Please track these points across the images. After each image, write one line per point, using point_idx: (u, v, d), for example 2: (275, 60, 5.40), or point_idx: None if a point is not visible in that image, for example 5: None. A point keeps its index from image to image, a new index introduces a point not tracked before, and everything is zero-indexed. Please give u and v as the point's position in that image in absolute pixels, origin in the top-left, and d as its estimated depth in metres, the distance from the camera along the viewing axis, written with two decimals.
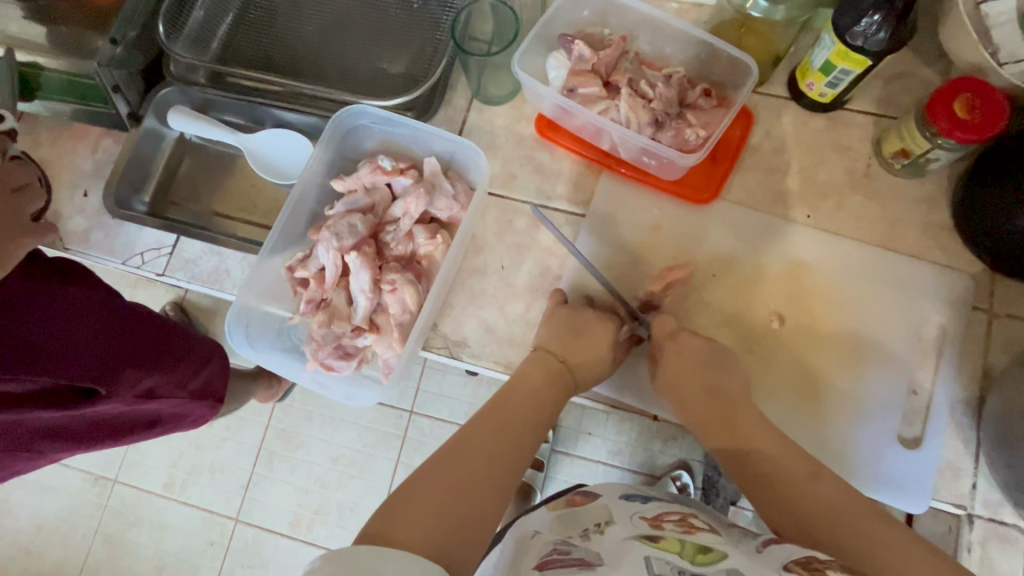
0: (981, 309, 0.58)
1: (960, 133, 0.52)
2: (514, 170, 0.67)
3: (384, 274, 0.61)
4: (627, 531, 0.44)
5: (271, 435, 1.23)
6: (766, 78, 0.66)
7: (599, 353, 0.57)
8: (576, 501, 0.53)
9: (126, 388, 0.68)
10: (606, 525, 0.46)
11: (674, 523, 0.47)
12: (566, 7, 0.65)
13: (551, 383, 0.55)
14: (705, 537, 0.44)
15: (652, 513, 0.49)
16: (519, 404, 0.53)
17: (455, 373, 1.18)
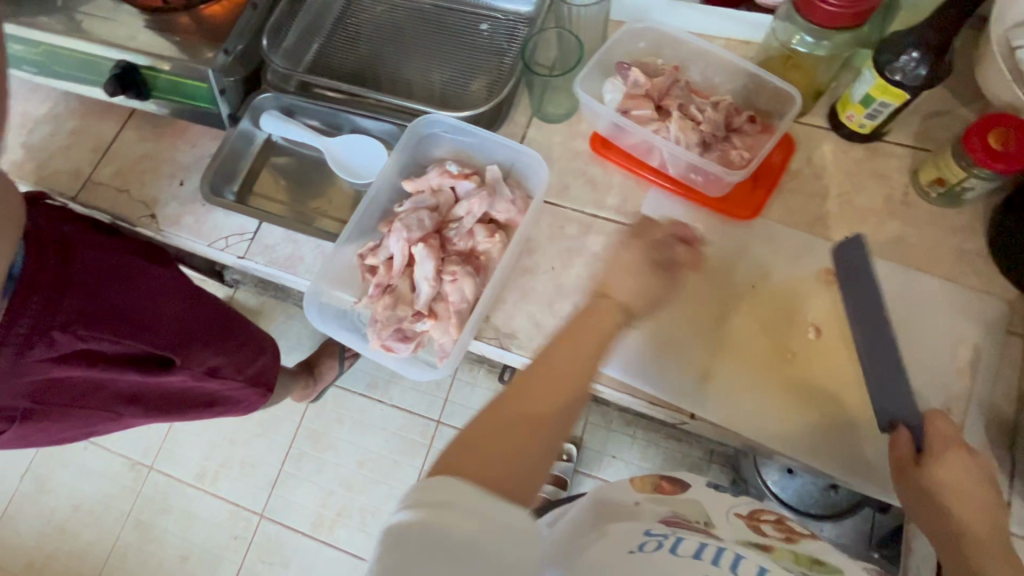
0: (1016, 333, 0.60)
1: (997, 163, 0.56)
2: (568, 182, 0.73)
3: (446, 265, 0.66)
4: (733, 534, 0.45)
5: (302, 434, 1.28)
6: (808, 110, 0.71)
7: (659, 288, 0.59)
8: (663, 488, 0.54)
9: (196, 362, 0.74)
10: (708, 524, 0.47)
11: (773, 527, 0.49)
12: (624, 39, 0.73)
13: (610, 327, 0.53)
14: (805, 543, 0.47)
15: (746, 511, 0.52)
16: (601, 338, 0.52)
17: (483, 387, 1.23)
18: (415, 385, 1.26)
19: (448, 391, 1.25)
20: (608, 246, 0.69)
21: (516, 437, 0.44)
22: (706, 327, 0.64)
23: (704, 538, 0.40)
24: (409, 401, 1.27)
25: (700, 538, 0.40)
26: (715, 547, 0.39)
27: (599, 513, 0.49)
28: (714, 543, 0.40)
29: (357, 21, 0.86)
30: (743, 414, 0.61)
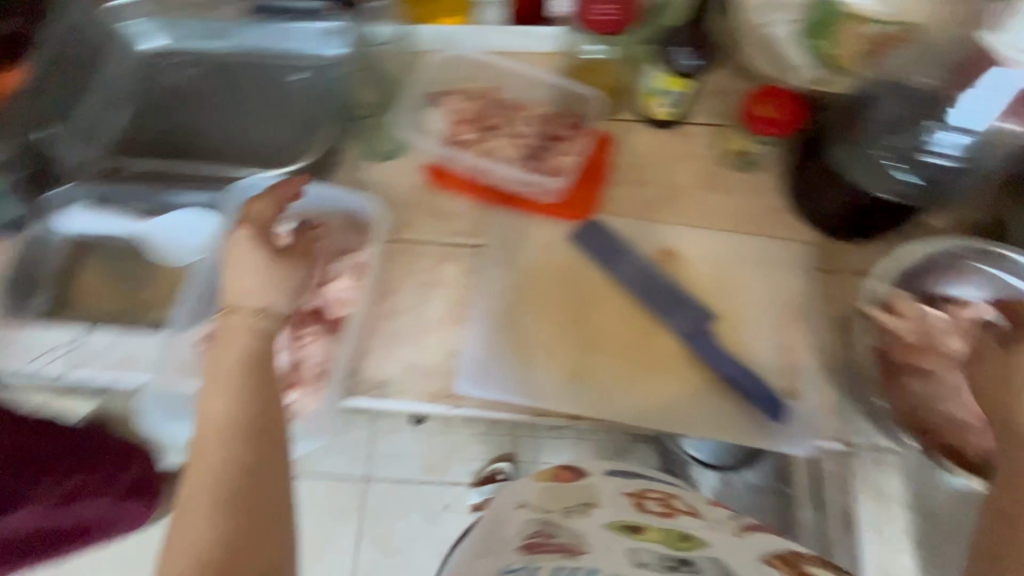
0: (828, 270, 0.67)
1: (769, 129, 0.64)
2: (412, 216, 0.72)
3: (302, 329, 0.66)
4: (613, 518, 0.52)
5: None
6: (619, 106, 0.76)
7: (267, 280, 0.56)
8: (562, 476, 0.56)
9: (47, 490, 0.65)
10: (591, 507, 0.53)
11: (657, 505, 0.54)
12: (435, 66, 0.73)
13: (251, 346, 0.52)
14: (683, 522, 0.52)
15: (635, 488, 0.56)
16: (256, 360, 0.51)
17: (403, 435, 1.16)
18: None
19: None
20: (464, 271, 0.69)
21: (207, 511, 0.42)
22: (568, 325, 0.66)
23: (563, 562, 0.45)
24: None
25: (559, 562, 0.45)
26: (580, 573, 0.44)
27: (485, 535, 0.50)
28: (570, 568, 0.45)
29: (159, 90, 0.80)
30: (620, 404, 0.63)
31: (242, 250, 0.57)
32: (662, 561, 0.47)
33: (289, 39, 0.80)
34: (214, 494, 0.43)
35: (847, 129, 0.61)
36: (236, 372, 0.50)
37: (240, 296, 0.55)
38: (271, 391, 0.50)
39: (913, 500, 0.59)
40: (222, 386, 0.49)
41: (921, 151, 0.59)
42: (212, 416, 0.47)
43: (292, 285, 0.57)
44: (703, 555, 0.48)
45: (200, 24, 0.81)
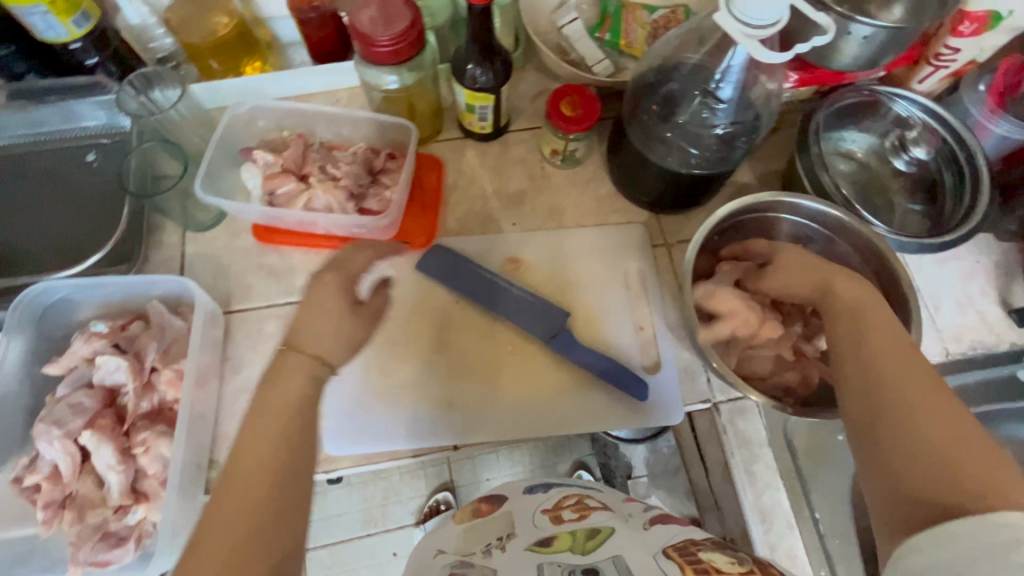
0: (660, 245, 0.72)
1: (574, 126, 0.66)
2: (249, 282, 0.68)
3: (133, 438, 0.56)
4: (527, 542, 0.53)
5: None
6: (439, 128, 0.76)
7: (341, 328, 0.53)
8: (483, 510, 0.63)
9: None
10: (507, 538, 0.55)
11: (571, 513, 0.56)
12: (237, 123, 0.70)
13: (305, 382, 0.49)
14: (601, 519, 0.53)
15: (552, 504, 0.59)
16: (312, 397, 0.49)
17: (337, 489, 1.14)
18: None
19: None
20: None
21: (198, 559, 0.38)
22: (431, 354, 0.66)
23: None
24: None
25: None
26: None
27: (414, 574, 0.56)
28: None
29: None
30: (496, 419, 0.63)
31: (340, 291, 0.54)
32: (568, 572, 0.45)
33: (72, 120, 0.73)
34: (220, 539, 0.40)
35: (635, 111, 0.63)
36: (301, 401, 0.48)
37: (309, 341, 0.52)
38: (308, 441, 0.48)
39: (771, 436, 0.64)
40: (274, 414, 0.47)
41: (693, 126, 0.61)
42: (243, 457, 0.44)
43: (350, 338, 0.53)
44: (606, 557, 0.46)
45: None
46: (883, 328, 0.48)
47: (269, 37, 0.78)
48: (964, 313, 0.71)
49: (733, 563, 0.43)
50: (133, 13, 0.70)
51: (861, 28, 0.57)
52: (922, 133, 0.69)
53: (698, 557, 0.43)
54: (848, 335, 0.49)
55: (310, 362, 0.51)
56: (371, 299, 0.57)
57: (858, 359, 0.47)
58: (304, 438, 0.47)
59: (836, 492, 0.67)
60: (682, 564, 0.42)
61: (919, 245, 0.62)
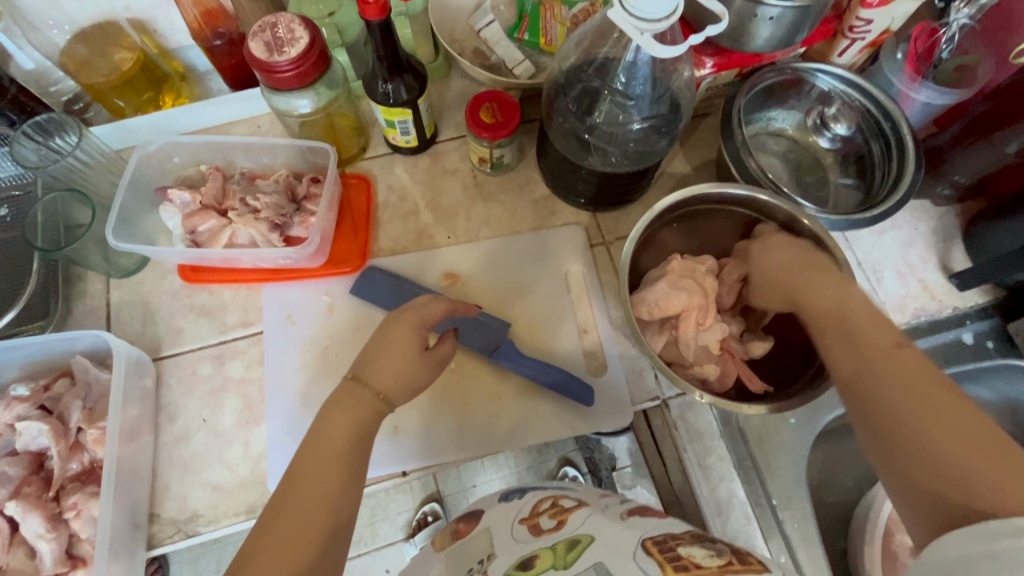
0: (599, 244, 0.71)
1: (496, 133, 0.64)
2: (179, 324, 0.66)
3: (62, 502, 0.54)
4: (508, 562, 0.49)
5: None
6: (365, 146, 0.75)
7: (408, 368, 0.50)
8: (461, 530, 0.60)
9: None
10: (488, 559, 0.51)
11: (550, 519, 0.53)
12: (150, 162, 0.68)
13: (360, 412, 0.48)
14: (574, 523, 0.51)
15: (529, 512, 0.56)
16: (365, 426, 0.48)
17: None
18: None
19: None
20: (250, 365, 0.65)
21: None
22: None
23: None
24: None
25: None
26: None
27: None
28: None
29: None
30: (444, 439, 0.62)
31: (410, 336, 0.51)
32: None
33: None
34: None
35: (552, 113, 0.62)
36: (357, 436, 0.47)
37: (379, 378, 0.49)
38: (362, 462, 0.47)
39: (722, 427, 0.64)
40: (326, 453, 0.45)
41: (607, 126, 0.59)
42: (297, 497, 0.43)
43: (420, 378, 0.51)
44: (588, 564, 0.43)
45: None
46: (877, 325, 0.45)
47: (182, 68, 0.76)
48: (907, 284, 0.71)
49: (712, 556, 0.42)
50: (25, 58, 0.67)
51: (769, 9, 0.56)
52: (842, 108, 0.68)
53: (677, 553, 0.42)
54: (842, 329, 0.47)
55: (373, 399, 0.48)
56: (439, 346, 0.53)
57: (857, 353, 0.45)
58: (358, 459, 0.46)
59: (797, 474, 0.66)
60: (663, 561, 0.41)
61: (849, 223, 0.61)
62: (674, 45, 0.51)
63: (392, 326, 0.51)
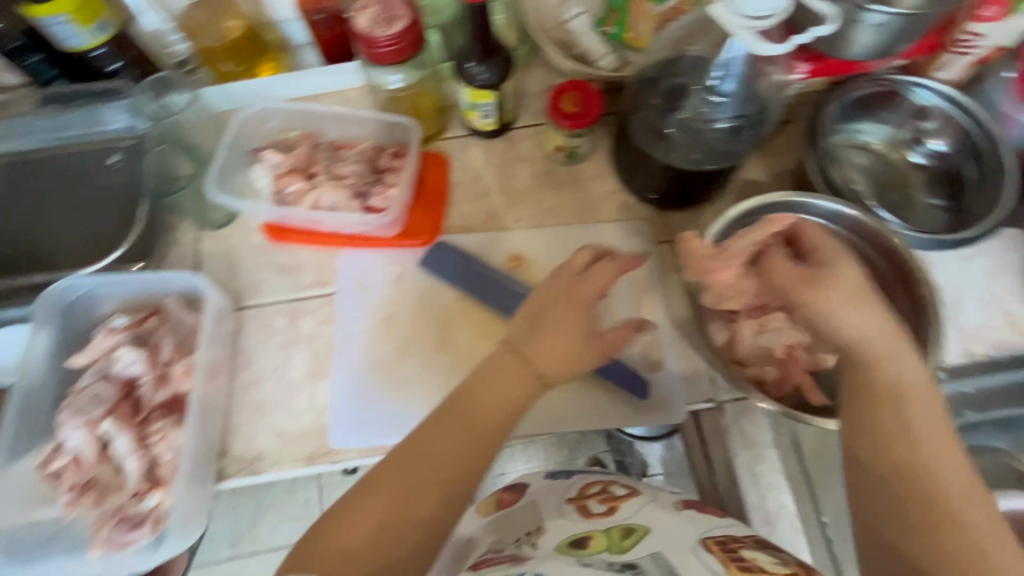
0: (666, 241, 0.71)
1: (577, 122, 0.65)
2: (260, 278, 0.70)
3: (149, 427, 0.59)
4: (558, 539, 0.50)
5: None
6: (444, 125, 0.77)
7: (572, 351, 0.51)
8: (506, 500, 0.56)
9: None
10: (537, 533, 0.52)
11: (600, 503, 0.54)
12: (249, 125, 0.72)
13: (517, 376, 0.50)
14: (629, 511, 0.52)
15: (578, 494, 0.56)
16: (518, 393, 0.50)
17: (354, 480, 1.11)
18: (276, 514, 1.11)
19: (319, 505, 1.11)
20: (321, 323, 0.68)
21: (364, 547, 0.43)
22: (432, 350, 0.66)
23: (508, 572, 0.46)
24: (280, 535, 1.11)
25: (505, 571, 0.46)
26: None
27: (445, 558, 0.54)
28: None
29: None
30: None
31: (579, 319, 0.52)
32: (608, 563, 0.47)
33: (96, 124, 0.77)
34: (402, 536, 0.44)
35: (633, 106, 0.62)
36: (504, 407, 0.49)
37: (541, 356, 0.51)
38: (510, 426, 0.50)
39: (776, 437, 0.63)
40: (480, 420, 0.49)
41: (694, 121, 0.59)
42: (440, 442, 0.47)
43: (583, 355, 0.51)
44: (645, 553, 0.47)
45: None
46: (932, 441, 0.44)
47: (279, 41, 0.79)
48: (950, 338, 0.66)
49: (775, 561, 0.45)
50: (149, 19, 0.73)
51: (873, 17, 0.55)
52: (940, 125, 0.66)
53: (738, 552, 0.46)
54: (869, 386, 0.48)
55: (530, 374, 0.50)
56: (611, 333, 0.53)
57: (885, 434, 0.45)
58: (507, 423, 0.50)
59: None
60: (726, 560, 0.45)
61: (936, 243, 0.59)
62: (777, 41, 0.51)
63: (565, 308, 0.52)
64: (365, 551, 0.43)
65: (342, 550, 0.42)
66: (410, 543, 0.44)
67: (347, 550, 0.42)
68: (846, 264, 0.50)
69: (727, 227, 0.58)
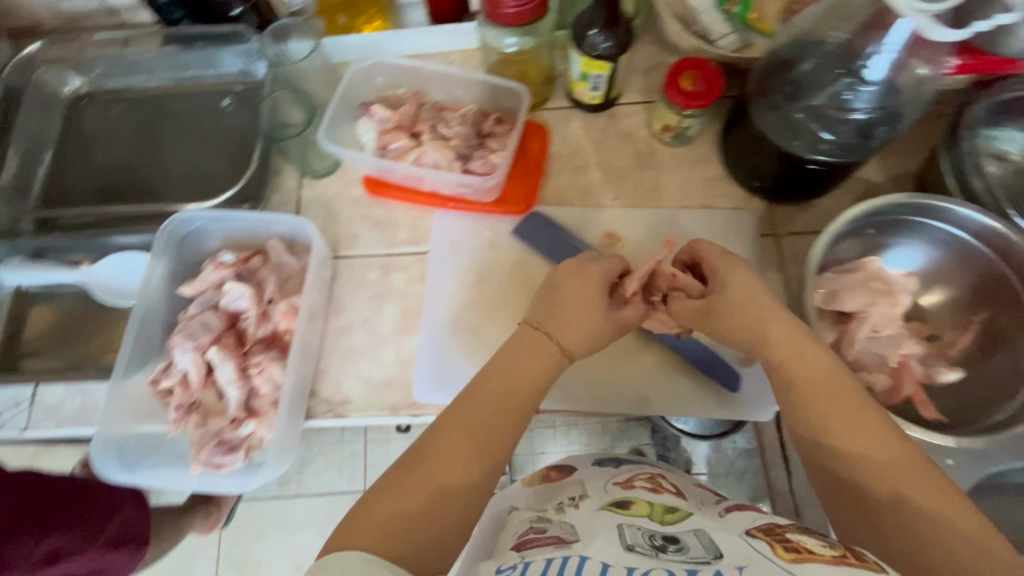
0: (769, 235, 0.69)
1: (694, 102, 0.63)
2: (355, 230, 0.72)
3: (249, 359, 0.63)
4: (602, 501, 0.49)
5: (223, 565, 1.11)
6: (548, 95, 0.76)
7: (592, 325, 0.53)
8: (551, 476, 0.58)
9: (32, 556, 0.59)
10: (581, 498, 0.50)
11: (644, 483, 0.52)
12: (359, 79, 0.73)
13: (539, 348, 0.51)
14: (670, 495, 0.50)
15: (624, 478, 0.54)
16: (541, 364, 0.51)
17: (400, 439, 1.13)
18: (328, 460, 1.15)
19: (365, 458, 1.15)
20: (412, 280, 0.69)
21: (402, 524, 0.41)
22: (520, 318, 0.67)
23: (551, 552, 0.39)
24: (328, 481, 1.15)
25: (547, 553, 0.40)
26: (560, 558, 0.38)
27: (486, 536, 0.51)
28: (558, 555, 0.39)
29: (82, 134, 0.80)
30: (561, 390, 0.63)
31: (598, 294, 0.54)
32: (650, 541, 0.41)
33: (211, 67, 0.80)
34: (437, 512, 0.42)
35: (763, 86, 0.60)
36: (527, 374, 0.50)
37: (559, 327, 0.52)
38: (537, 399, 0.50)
39: None
40: (502, 387, 0.49)
41: (831, 107, 0.56)
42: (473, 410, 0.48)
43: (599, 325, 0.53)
44: (687, 528, 0.43)
45: (114, 59, 0.80)
46: (850, 425, 0.46)
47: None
48: None
49: (823, 545, 0.39)
50: None
51: None
52: None
53: (785, 537, 0.40)
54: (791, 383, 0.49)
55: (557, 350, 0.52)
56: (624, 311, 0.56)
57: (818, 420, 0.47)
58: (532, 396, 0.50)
59: None
60: (772, 543, 0.39)
61: None
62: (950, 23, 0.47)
63: (580, 282, 0.54)
64: (400, 525, 0.41)
65: (380, 526, 0.41)
66: (444, 520, 0.42)
67: (383, 525, 0.40)
68: (746, 281, 0.53)
69: (849, 221, 0.56)
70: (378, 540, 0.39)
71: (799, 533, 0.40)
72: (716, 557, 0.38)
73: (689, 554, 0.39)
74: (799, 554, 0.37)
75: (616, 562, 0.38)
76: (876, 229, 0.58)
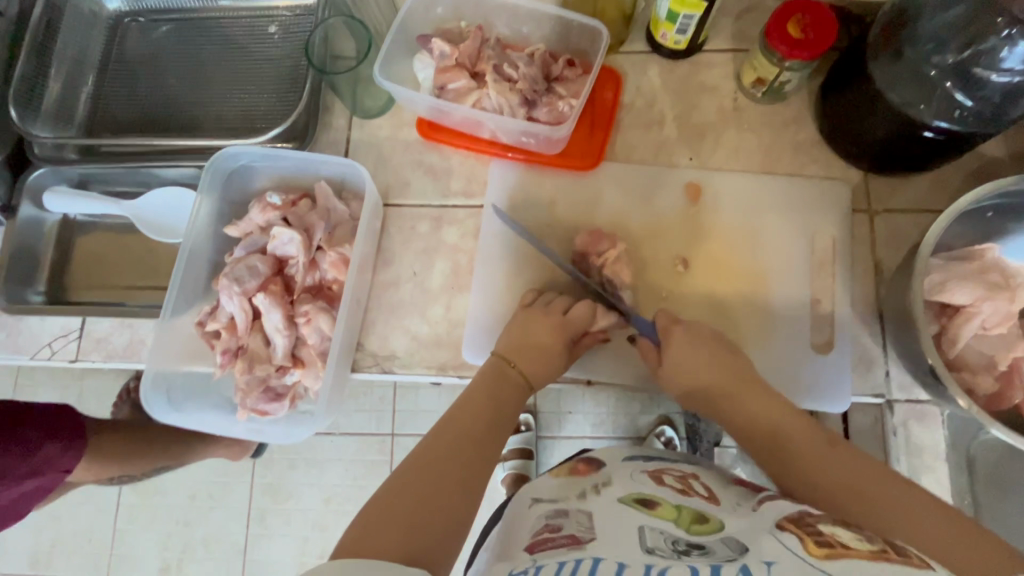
0: (861, 210, 0.62)
1: (798, 52, 0.55)
2: (407, 177, 0.67)
3: (296, 308, 0.61)
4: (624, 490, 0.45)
5: (257, 491, 1.15)
6: (624, 37, 0.68)
7: (555, 356, 0.55)
8: (580, 470, 0.51)
9: None
10: (604, 485, 0.47)
11: (675, 481, 0.47)
12: (417, 7, 0.66)
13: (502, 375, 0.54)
14: (703, 499, 0.44)
15: (653, 471, 0.49)
16: (503, 395, 0.53)
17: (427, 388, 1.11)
18: (358, 404, 1.15)
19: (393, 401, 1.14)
20: (464, 234, 0.65)
21: (412, 528, 0.38)
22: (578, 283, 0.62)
23: (564, 555, 0.36)
24: (358, 423, 1.15)
25: (560, 557, 0.36)
26: (574, 561, 0.35)
27: (506, 530, 0.46)
28: (573, 557, 0.35)
29: (126, 58, 0.76)
30: (602, 364, 0.61)
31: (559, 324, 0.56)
32: (672, 544, 0.36)
33: None
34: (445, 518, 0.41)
35: (889, 38, 0.52)
36: (501, 401, 0.52)
37: (529, 363, 0.55)
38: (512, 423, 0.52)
39: (950, 452, 0.56)
40: (480, 410, 0.50)
41: (974, 65, 0.47)
42: (466, 425, 0.48)
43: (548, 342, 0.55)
44: (715, 537, 0.37)
45: None
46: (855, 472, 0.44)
47: None
48: None
49: (860, 538, 0.33)
50: None
51: None
52: None
53: (818, 528, 0.34)
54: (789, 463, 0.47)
55: (523, 381, 0.54)
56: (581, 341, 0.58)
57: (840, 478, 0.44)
58: (511, 420, 0.52)
59: None
60: (802, 536, 0.33)
61: None
62: None
63: (548, 320, 0.56)
64: (407, 524, 0.39)
65: (389, 532, 0.38)
66: (452, 525, 0.41)
67: (393, 527, 0.38)
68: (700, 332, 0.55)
69: (972, 203, 0.49)
70: (393, 544, 0.37)
71: (835, 525, 0.35)
72: (743, 552, 0.33)
73: (715, 555, 0.34)
74: (832, 549, 0.31)
75: (635, 560, 0.34)
76: (997, 211, 0.51)
